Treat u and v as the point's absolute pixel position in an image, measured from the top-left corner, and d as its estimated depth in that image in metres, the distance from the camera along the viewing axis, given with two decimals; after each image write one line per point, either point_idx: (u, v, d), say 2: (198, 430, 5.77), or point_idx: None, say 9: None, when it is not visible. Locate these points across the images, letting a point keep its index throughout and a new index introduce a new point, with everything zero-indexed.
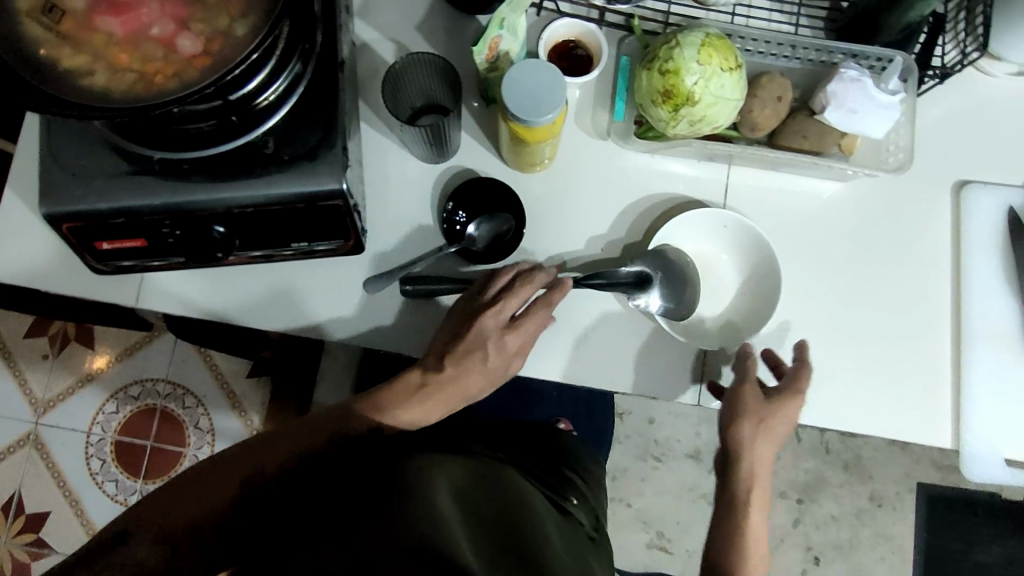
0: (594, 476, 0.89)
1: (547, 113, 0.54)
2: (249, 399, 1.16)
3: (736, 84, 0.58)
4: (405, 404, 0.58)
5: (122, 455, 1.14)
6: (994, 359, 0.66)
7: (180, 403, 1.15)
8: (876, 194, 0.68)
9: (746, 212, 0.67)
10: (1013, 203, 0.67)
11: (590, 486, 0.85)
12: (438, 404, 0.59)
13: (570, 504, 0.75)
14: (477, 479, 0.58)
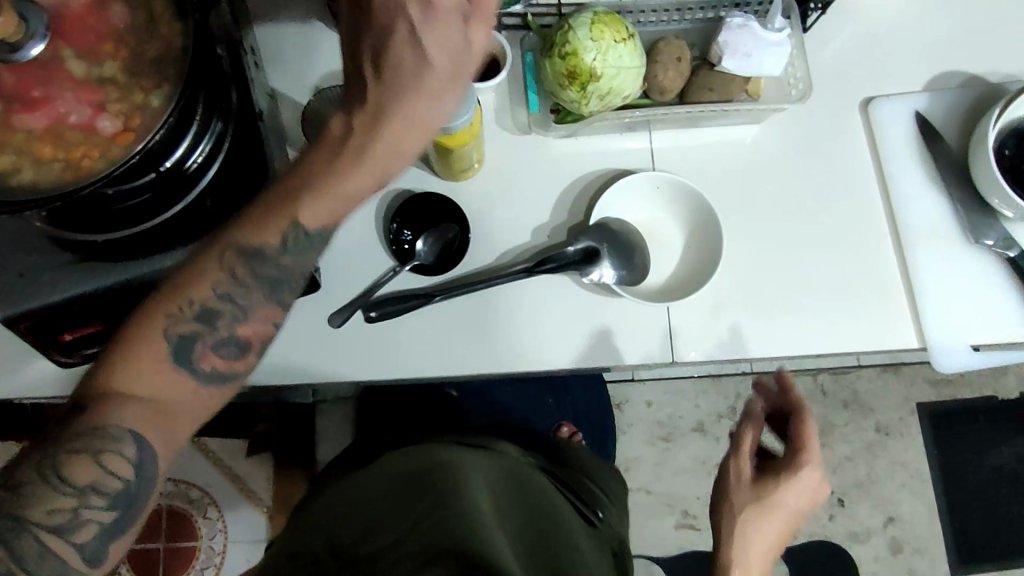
0: (616, 491, 0.87)
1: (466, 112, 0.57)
2: (254, 479, 1.14)
3: (632, 53, 0.61)
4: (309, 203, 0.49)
5: (139, 561, 1.14)
6: (938, 253, 0.69)
7: (185, 499, 1.13)
8: (795, 129, 0.71)
9: (676, 172, 0.70)
10: (919, 108, 0.71)
11: (613, 499, 0.84)
12: (367, 172, 0.48)
13: (598, 518, 0.74)
14: (514, 480, 0.61)
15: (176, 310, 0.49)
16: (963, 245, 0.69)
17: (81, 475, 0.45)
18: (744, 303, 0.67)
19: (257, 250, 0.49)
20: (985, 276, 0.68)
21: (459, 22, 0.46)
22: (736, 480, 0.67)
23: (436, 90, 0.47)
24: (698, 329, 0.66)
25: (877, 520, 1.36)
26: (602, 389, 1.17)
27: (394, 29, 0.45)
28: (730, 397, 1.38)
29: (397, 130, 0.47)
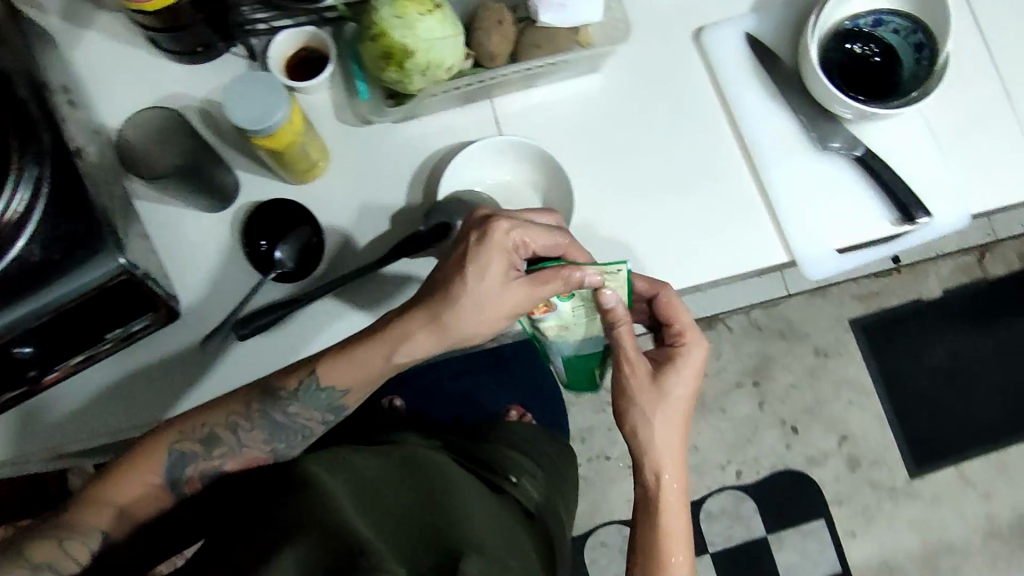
0: (551, 462, 0.89)
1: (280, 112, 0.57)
2: None
3: (442, 23, 0.61)
4: (332, 370, 0.60)
5: None
6: (788, 166, 0.70)
7: None
8: (632, 70, 0.71)
9: (524, 134, 0.70)
10: (748, 29, 0.72)
11: (547, 467, 0.85)
12: (376, 353, 0.60)
13: (510, 484, 0.74)
14: (404, 466, 0.61)
15: (188, 430, 0.60)
16: (813, 154, 0.70)
17: (40, 555, 0.54)
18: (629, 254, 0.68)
19: (276, 394, 0.61)
20: (838, 180, 0.70)
21: (510, 270, 0.59)
22: (642, 391, 0.64)
23: (473, 311, 0.59)
24: None
25: (830, 440, 1.39)
26: (542, 365, 1.11)
27: (482, 231, 0.59)
28: None
29: (430, 335, 0.60)
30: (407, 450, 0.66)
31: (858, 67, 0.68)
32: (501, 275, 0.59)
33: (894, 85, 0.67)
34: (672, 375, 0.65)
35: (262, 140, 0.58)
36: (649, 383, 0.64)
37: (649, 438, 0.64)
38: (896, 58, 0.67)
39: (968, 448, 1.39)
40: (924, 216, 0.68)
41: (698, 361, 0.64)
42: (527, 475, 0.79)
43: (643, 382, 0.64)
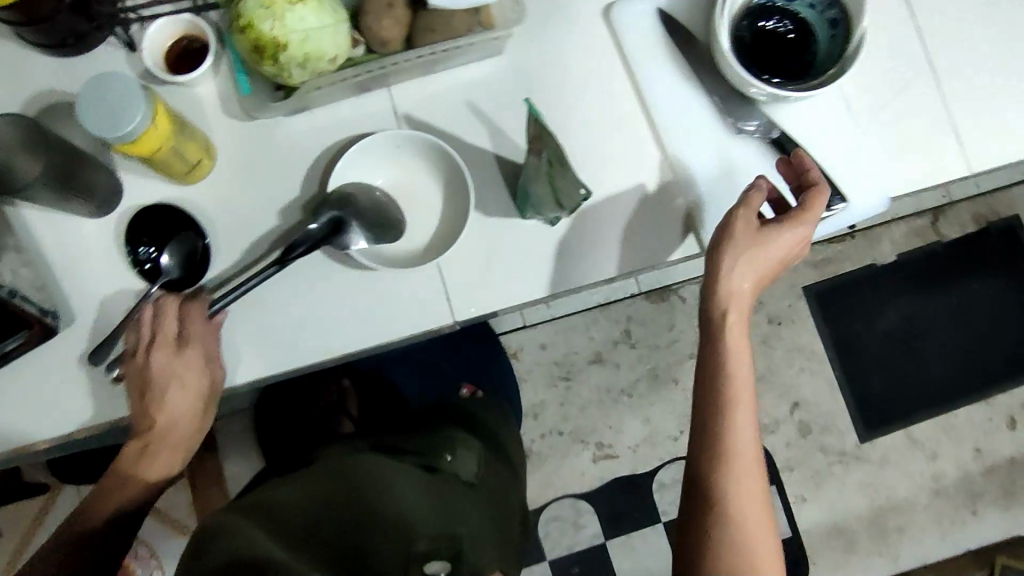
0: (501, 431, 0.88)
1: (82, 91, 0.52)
2: (177, 508, 1.09)
3: (317, 11, 0.56)
4: (157, 451, 0.63)
5: None
6: (701, 151, 0.67)
7: None
8: (538, 53, 0.67)
9: (425, 125, 0.66)
10: (661, 5, 0.68)
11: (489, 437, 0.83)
12: (190, 418, 0.63)
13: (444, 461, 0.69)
14: (328, 475, 0.61)
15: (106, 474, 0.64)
16: (728, 138, 0.67)
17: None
18: (541, 248, 0.65)
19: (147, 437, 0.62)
20: (754, 165, 0.67)
21: (201, 360, 0.61)
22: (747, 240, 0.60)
23: (189, 431, 0.63)
24: (474, 287, 0.65)
25: (782, 408, 1.40)
26: (490, 340, 1.06)
27: (154, 334, 0.60)
28: (621, 322, 1.39)
29: (207, 394, 0.62)
30: (328, 463, 0.65)
31: (772, 45, 0.64)
32: (203, 372, 0.61)
33: (808, 63, 0.64)
34: (776, 236, 0.60)
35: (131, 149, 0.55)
36: (752, 236, 0.60)
37: (729, 292, 0.59)
38: (812, 35, 0.64)
39: (919, 411, 1.40)
40: (839, 201, 0.66)
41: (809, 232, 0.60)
42: (473, 447, 0.74)
43: (750, 234, 0.60)
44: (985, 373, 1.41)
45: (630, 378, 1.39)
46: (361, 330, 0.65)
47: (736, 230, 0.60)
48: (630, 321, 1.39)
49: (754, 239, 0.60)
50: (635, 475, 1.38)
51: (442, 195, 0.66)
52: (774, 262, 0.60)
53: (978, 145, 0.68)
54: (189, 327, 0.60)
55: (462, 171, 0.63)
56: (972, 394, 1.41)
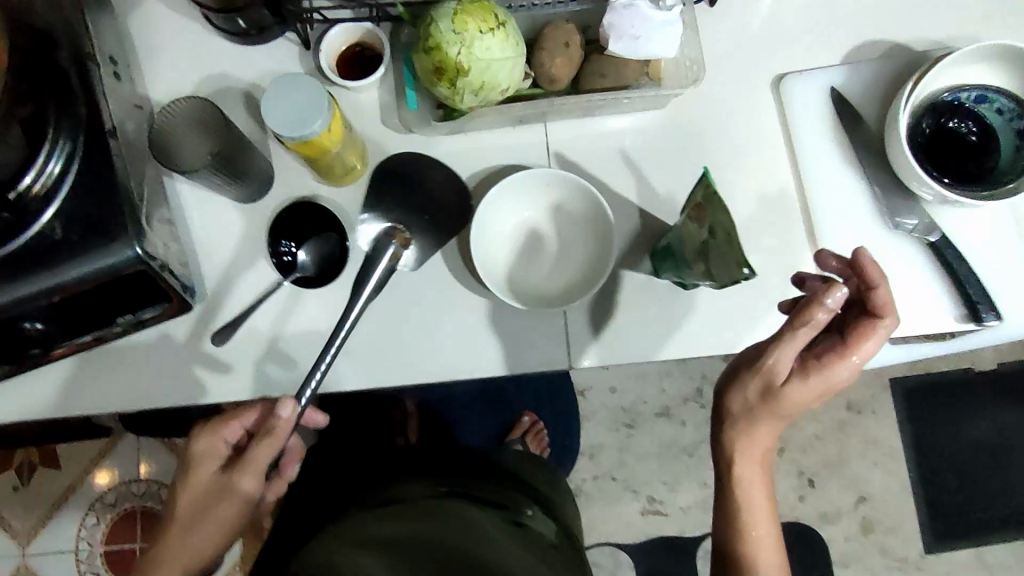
0: (545, 471, 0.83)
1: (314, 123, 0.54)
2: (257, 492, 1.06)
3: (502, 43, 0.56)
4: (205, 527, 0.58)
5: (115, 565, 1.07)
6: (852, 241, 0.64)
7: (158, 500, 1.08)
8: (701, 114, 0.66)
9: (575, 166, 0.66)
10: (835, 83, 0.66)
11: (552, 488, 0.79)
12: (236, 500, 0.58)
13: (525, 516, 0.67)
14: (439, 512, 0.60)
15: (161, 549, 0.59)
16: (883, 232, 0.64)
17: None
18: (671, 312, 0.64)
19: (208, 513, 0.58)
20: (908, 264, 0.64)
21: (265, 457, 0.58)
22: (743, 409, 0.58)
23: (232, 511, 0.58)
24: (596, 338, 0.64)
25: (847, 499, 1.34)
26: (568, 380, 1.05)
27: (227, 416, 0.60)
28: (695, 379, 1.36)
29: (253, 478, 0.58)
30: (413, 505, 0.62)
31: (951, 144, 0.61)
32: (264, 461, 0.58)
33: (989, 167, 0.61)
34: (799, 381, 0.55)
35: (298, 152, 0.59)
36: (769, 397, 0.56)
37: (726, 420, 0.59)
38: (996, 140, 0.61)
39: (995, 531, 1.33)
40: (992, 320, 0.62)
41: (835, 383, 0.55)
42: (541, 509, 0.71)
43: (749, 407, 0.57)
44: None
45: (694, 438, 1.35)
46: (475, 359, 0.63)
47: (757, 364, 0.56)
48: (704, 379, 1.36)
49: (759, 393, 0.57)
50: (682, 537, 1.34)
51: (581, 240, 0.65)
52: (788, 406, 0.56)
53: None
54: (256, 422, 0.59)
55: (608, 218, 0.62)
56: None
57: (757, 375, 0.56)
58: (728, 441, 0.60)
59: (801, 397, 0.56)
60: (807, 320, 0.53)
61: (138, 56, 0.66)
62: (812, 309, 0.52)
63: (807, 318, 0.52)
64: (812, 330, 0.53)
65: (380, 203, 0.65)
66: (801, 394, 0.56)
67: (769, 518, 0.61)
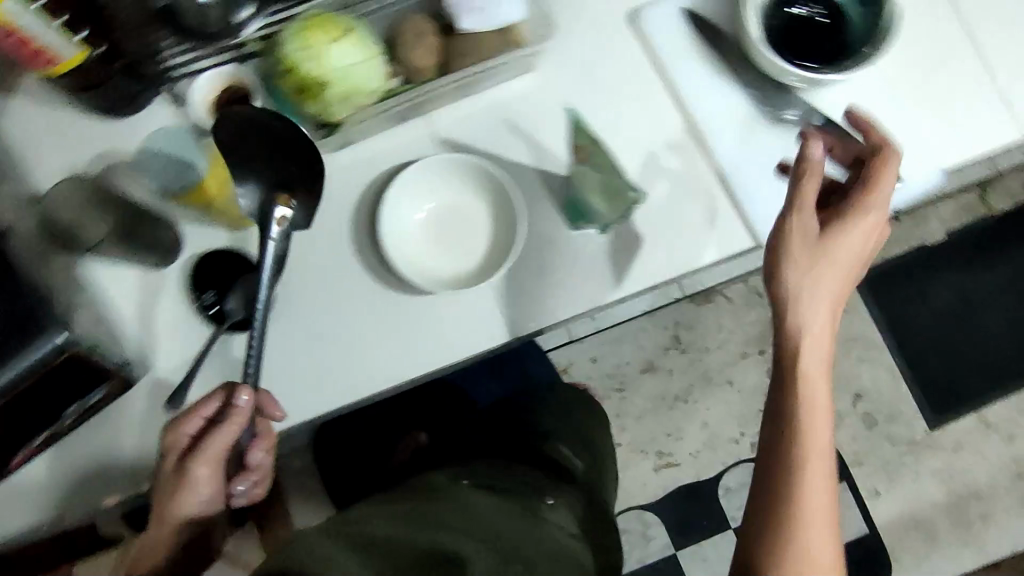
0: (571, 421, 0.87)
1: (173, 178, 0.63)
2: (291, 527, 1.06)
3: (356, 47, 0.58)
4: (185, 491, 0.60)
5: None
6: (743, 145, 0.66)
7: None
8: (570, 66, 0.68)
9: (466, 147, 0.67)
10: (687, 3, 0.68)
11: (586, 453, 0.82)
12: (212, 466, 0.60)
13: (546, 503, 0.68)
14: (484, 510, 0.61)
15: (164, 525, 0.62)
16: (767, 129, 0.66)
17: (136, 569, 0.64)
18: (595, 260, 0.65)
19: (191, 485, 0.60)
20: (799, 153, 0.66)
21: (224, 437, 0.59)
22: (798, 288, 0.59)
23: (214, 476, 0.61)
24: (532, 303, 0.65)
25: (844, 400, 1.37)
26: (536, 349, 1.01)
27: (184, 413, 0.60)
28: (669, 327, 1.38)
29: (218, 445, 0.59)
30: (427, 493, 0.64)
31: (805, 31, 0.63)
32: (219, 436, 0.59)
33: (844, 43, 0.63)
34: (846, 226, 0.59)
35: (185, 197, 0.63)
36: (812, 249, 0.59)
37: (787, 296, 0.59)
38: (844, 16, 0.63)
39: (987, 391, 1.37)
40: None
41: (876, 225, 0.59)
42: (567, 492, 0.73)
43: (801, 280, 0.59)
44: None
45: (683, 383, 1.37)
46: (422, 353, 0.65)
47: (787, 225, 0.60)
48: (677, 326, 1.38)
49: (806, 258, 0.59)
50: (699, 482, 1.36)
51: (490, 214, 0.65)
52: (837, 260, 0.59)
53: None
54: (212, 411, 0.59)
55: (508, 190, 0.63)
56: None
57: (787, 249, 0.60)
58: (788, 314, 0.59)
59: (846, 241, 0.59)
60: (807, 168, 0.58)
61: (19, 158, 0.67)
62: (809, 152, 0.57)
63: (811, 171, 0.58)
64: (816, 181, 0.58)
65: (247, 164, 0.58)
66: (856, 237, 0.59)
67: (827, 440, 0.58)
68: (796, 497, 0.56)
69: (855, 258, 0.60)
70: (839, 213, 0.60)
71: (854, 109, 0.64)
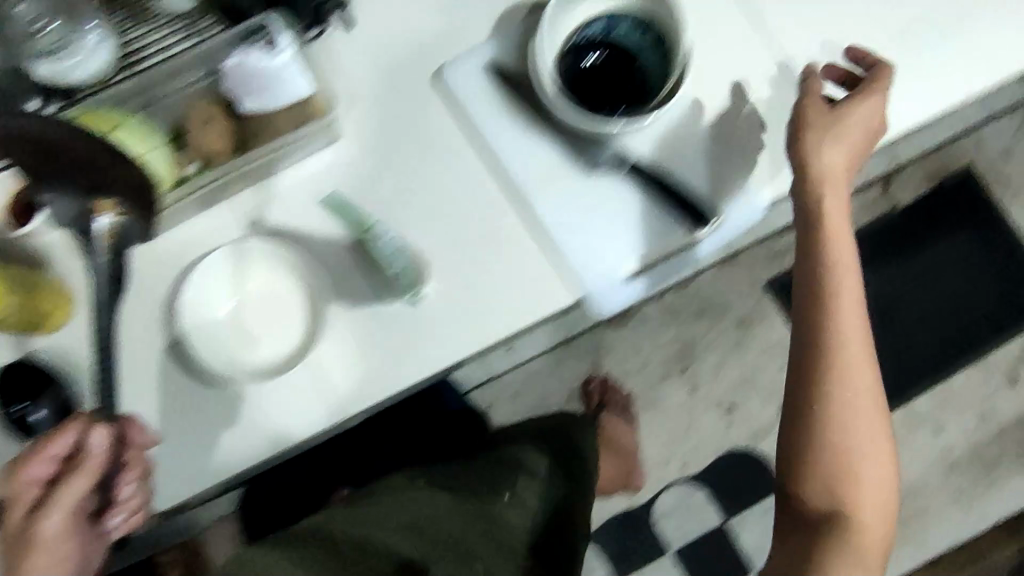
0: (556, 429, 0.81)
1: None
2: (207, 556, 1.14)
3: (133, 135, 0.58)
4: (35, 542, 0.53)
5: None
6: (556, 196, 0.64)
7: None
8: (378, 132, 0.66)
9: (279, 226, 0.66)
10: (489, 58, 0.66)
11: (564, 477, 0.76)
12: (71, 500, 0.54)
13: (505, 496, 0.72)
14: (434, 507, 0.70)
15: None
16: (581, 177, 0.64)
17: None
18: (414, 329, 0.63)
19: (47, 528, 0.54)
20: (615, 199, 0.64)
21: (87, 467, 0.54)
22: (837, 249, 0.63)
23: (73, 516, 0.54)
24: (355, 381, 0.63)
25: (770, 410, 1.35)
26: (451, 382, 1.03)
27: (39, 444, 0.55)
28: (588, 354, 1.37)
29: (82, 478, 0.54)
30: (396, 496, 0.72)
31: (601, 75, 0.61)
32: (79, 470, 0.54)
33: (642, 84, 0.61)
34: (848, 109, 0.62)
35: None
36: (826, 117, 0.62)
37: (818, 172, 0.62)
38: (637, 58, 0.62)
39: (908, 388, 1.37)
40: (706, 225, 0.64)
41: (874, 108, 0.61)
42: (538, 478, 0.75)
43: (839, 243, 0.63)
44: (972, 333, 1.39)
45: None
46: (248, 447, 0.62)
47: (804, 102, 0.63)
48: (596, 353, 1.37)
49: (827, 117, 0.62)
50: (633, 509, 1.33)
51: (301, 293, 0.63)
52: (829, 163, 0.62)
53: None
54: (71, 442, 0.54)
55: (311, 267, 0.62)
56: (960, 358, 1.38)
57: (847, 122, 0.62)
58: (828, 232, 0.63)
59: (829, 144, 0.61)
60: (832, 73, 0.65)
61: None
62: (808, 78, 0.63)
63: (809, 89, 0.63)
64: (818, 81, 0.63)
65: (58, 172, 0.53)
66: (868, 112, 0.62)
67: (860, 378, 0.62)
68: (839, 452, 0.61)
69: (861, 137, 0.62)
70: (856, 95, 0.62)
71: (856, 48, 0.64)
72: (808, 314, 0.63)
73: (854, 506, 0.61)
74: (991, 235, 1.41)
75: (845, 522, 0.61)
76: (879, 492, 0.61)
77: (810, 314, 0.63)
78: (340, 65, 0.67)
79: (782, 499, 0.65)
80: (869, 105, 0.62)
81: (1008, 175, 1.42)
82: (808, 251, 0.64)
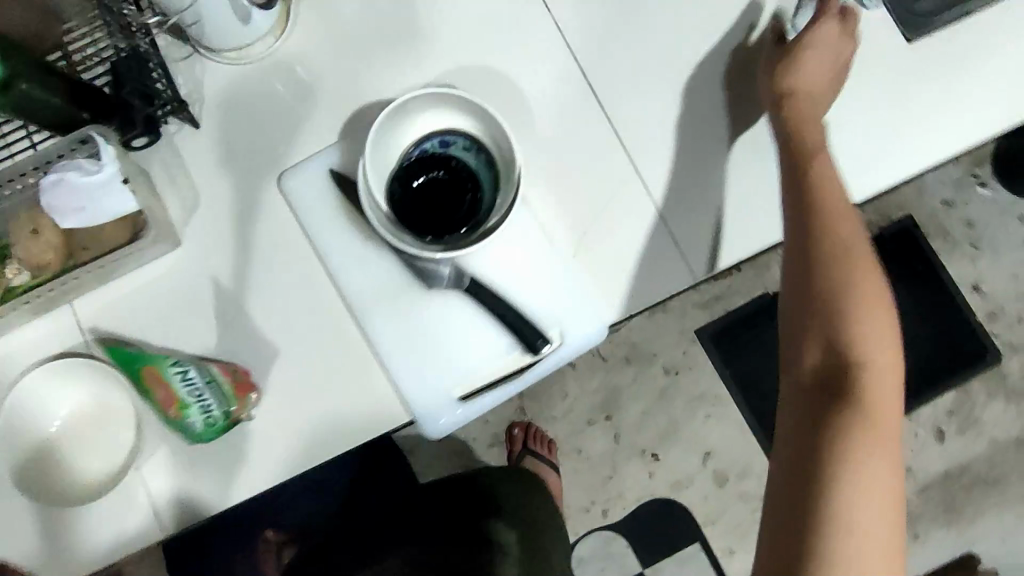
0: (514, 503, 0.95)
1: None
2: None
3: None
4: None
5: None
6: (391, 313, 0.63)
7: None
8: (220, 239, 0.65)
9: (113, 334, 0.64)
10: (334, 164, 0.65)
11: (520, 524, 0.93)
12: None
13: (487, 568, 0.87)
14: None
15: None
16: (418, 293, 0.63)
17: None
18: (241, 447, 0.62)
19: None
20: (451, 318, 0.63)
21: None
22: (835, 216, 0.60)
23: None
24: (185, 496, 0.63)
25: (694, 460, 1.35)
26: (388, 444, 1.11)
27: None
28: (515, 399, 1.36)
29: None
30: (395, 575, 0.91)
31: (430, 199, 0.60)
32: None
33: (476, 202, 0.60)
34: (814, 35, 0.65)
35: None
36: (794, 46, 0.65)
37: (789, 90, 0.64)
38: (473, 177, 0.61)
39: None
40: (546, 345, 0.62)
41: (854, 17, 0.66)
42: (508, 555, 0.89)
43: (840, 216, 0.61)
44: (916, 377, 1.35)
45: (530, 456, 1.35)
46: (70, 562, 0.61)
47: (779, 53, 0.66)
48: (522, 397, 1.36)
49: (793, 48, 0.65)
50: None
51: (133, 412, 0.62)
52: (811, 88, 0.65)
53: (695, 246, 0.67)
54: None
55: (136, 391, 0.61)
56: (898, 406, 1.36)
57: (801, 95, 0.64)
58: (824, 252, 0.59)
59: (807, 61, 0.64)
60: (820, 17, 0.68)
61: None
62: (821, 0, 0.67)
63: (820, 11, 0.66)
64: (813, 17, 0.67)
65: None
66: (822, 44, 0.65)
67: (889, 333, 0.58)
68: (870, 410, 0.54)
69: (821, 74, 0.66)
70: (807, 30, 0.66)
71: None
72: (809, 252, 0.60)
73: (877, 446, 0.53)
74: (931, 289, 1.38)
75: (848, 455, 0.52)
76: (883, 469, 0.52)
77: (824, 299, 0.58)
78: (188, 168, 0.67)
79: (768, 491, 0.55)
80: (829, 38, 0.65)
81: (947, 225, 1.40)
82: (803, 210, 0.61)
